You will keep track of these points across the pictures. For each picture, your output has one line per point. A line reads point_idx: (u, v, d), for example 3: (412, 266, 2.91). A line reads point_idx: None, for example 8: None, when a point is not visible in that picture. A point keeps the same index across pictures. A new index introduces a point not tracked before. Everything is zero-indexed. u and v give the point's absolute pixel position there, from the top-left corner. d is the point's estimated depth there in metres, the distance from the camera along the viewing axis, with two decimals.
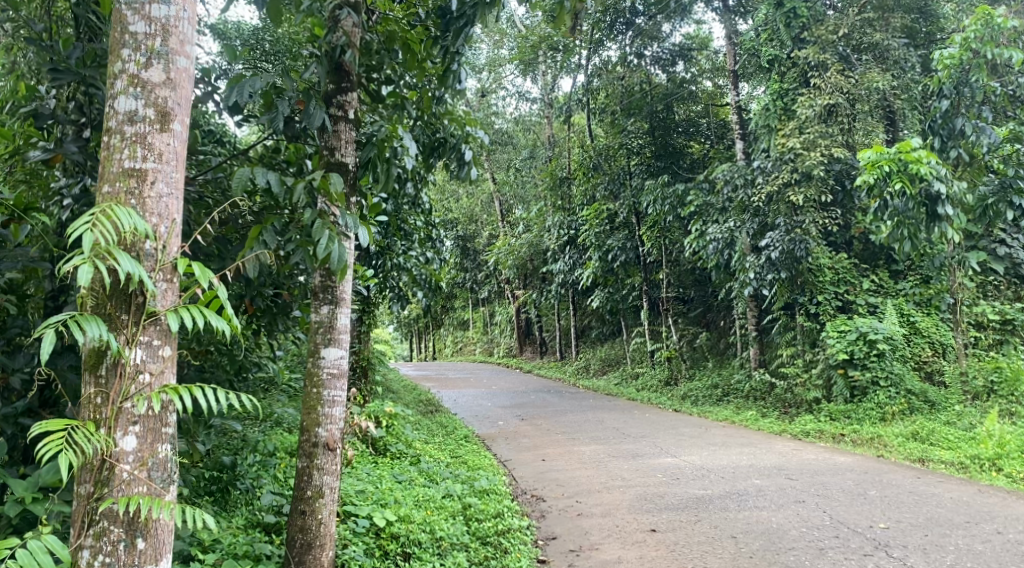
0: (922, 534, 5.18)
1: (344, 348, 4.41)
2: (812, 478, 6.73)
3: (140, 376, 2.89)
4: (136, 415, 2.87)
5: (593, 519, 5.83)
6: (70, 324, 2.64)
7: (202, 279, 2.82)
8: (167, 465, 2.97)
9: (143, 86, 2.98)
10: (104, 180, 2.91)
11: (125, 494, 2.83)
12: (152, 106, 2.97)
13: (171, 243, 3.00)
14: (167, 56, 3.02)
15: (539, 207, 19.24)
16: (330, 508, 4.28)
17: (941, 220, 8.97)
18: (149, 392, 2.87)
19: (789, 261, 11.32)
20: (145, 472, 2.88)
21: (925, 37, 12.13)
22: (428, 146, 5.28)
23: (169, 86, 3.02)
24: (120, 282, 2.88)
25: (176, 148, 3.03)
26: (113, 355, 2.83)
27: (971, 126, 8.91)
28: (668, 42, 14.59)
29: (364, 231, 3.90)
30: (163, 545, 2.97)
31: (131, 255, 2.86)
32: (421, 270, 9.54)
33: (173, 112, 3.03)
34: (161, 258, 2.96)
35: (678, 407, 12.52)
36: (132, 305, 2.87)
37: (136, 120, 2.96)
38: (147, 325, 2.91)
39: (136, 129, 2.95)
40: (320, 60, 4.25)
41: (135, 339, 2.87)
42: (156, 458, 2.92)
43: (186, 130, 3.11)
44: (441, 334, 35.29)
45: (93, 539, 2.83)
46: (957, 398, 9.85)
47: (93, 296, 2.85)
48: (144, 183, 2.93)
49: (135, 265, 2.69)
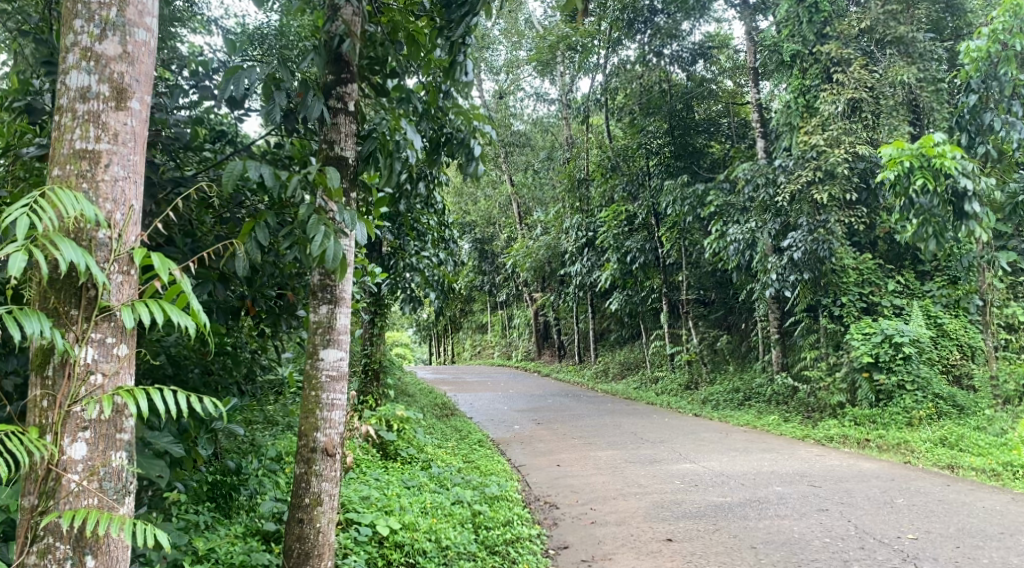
0: (954, 546, 4.91)
1: (343, 350, 4.26)
2: (836, 486, 6.48)
3: (91, 377, 2.78)
4: (86, 420, 2.77)
5: (608, 527, 5.63)
6: (7, 319, 2.52)
7: (162, 270, 2.74)
8: (121, 476, 2.86)
9: (97, 60, 2.89)
10: (54, 163, 2.82)
11: (73, 508, 2.72)
12: (106, 82, 2.89)
13: (128, 233, 2.90)
14: (123, 29, 2.94)
15: (557, 209, 19.05)
16: (329, 517, 4.12)
17: (968, 219, 8.65)
18: (100, 394, 2.77)
19: (812, 262, 11.04)
20: (96, 484, 2.77)
21: (951, 32, 11.84)
22: (434, 141, 5.11)
23: (125, 61, 2.94)
24: (72, 274, 2.77)
25: (133, 128, 2.94)
26: (61, 354, 2.72)
27: (1000, 120, 8.54)
28: (690, 42, 14.20)
29: (362, 228, 3.76)
30: (118, 562, 2.87)
31: (81, 243, 2.76)
32: (434, 271, 9.41)
33: (130, 89, 2.95)
34: (116, 248, 2.86)
35: (698, 411, 12.26)
36: (84, 299, 2.77)
37: (90, 97, 2.88)
38: (99, 321, 2.81)
39: (90, 107, 2.87)
40: (318, 49, 4.13)
41: (85, 336, 2.77)
42: (108, 468, 2.82)
43: (145, 107, 3.02)
44: (460, 338, 35.16)
45: (36, 556, 2.71)
46: (987, 403, 9.51)
47: (41, 289, 2.76)
48: (98, 166, 2.84)
49: (78, 254, 2.58)
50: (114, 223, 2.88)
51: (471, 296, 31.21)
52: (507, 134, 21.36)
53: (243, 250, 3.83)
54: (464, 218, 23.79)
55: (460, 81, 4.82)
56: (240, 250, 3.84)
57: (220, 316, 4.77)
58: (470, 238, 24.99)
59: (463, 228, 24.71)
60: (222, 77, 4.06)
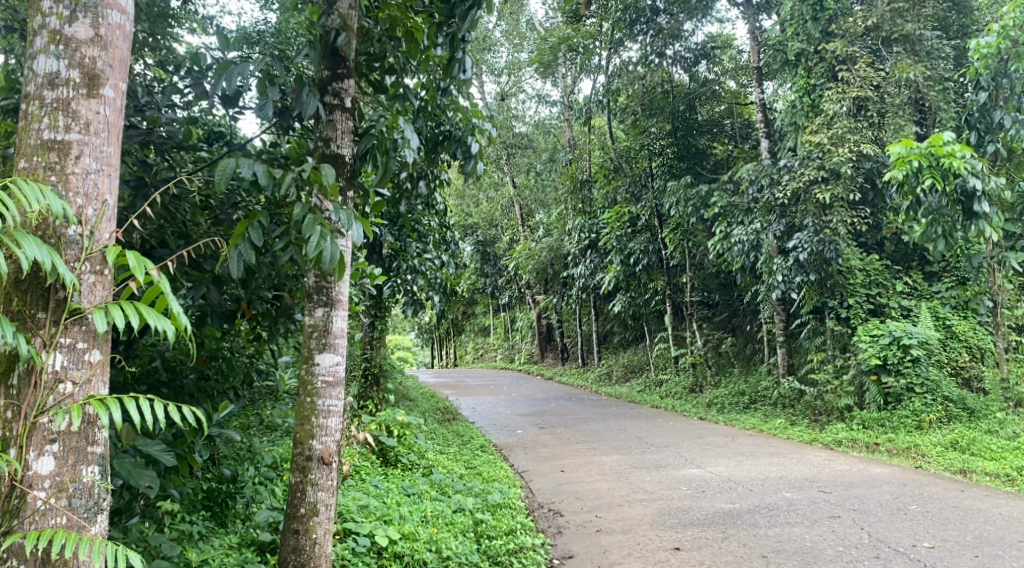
0: (972, 555, 4.76)
1: (339, 354, 4.13)
2: (847, 492, 6.32)
3: (60, 386, 2.75)
4: (54, 432, 2.74)
5: (613, 535, 5.48)
6: None
7: (137, 272, 2.72)
8: (92, 493, 2.83)
9: (66, 43, 2.88)
10: (21, 154, 2.80)
11: (39, 527, 2.69)
12: (77, 67, 2.87)
13: (100, 228, 2.88)
14: (95, 12, 2.93)
15: (560, 211, 18.91)
16: (325, 527, 3.99)
17: (978, 218, 8.49)
18: (68, 405, 2.73)
19: (818, 263, 10.90)
20: (64, 501, 2.74)
21: (958, 30, 11.70)
22: (432, 139, 5.01)
23: (97, 45, 2.92)
24: (40, 275, 2.75)
25: (106, 117, 2.93)
26: (28, 360, 2.69)
27: (1010, 118, 8.39)
28: (692, 42, 14.21)
29: (359, 228, 3.63)
30: None
31: (49, 240, 2.75)
32: (437, 274, 9.32)
33: (103, 75, 2.93)
34: (88, 246, 2.84)
35: (703, 415, 12.11)
36: (53, 302, 2.75)
37: (59, 83, 2.86)
38: (69, 325, 2.78)
39: (59, 94, 2.85)
40: (313, 43, 4.00)
41: (54, 342, 2.73)
42: (78, 484, 2.78)
43: (119, 95, 3.00)
44: (463, 341, 35.00)
45: None
46: (999, 406, 9.35)
47: (7, 290, 2.72)
48: (68, 157, 2.83)
49: (42, 251, 2.55)
50: (86, 219, 2.86)
51: (473, 299, 31.04)
52: (509, 136, 21.22)
53: (236, 251, 3.67)
54: (466, 220, 23.65)
55: (457, 79, 4.74)
56: (235, 251, 3.67)
57: (215, 320, 4.67)
58: (472, 241, 24.84)
59: (465, 230, 24.58)
60: (214, 73, 3.97)
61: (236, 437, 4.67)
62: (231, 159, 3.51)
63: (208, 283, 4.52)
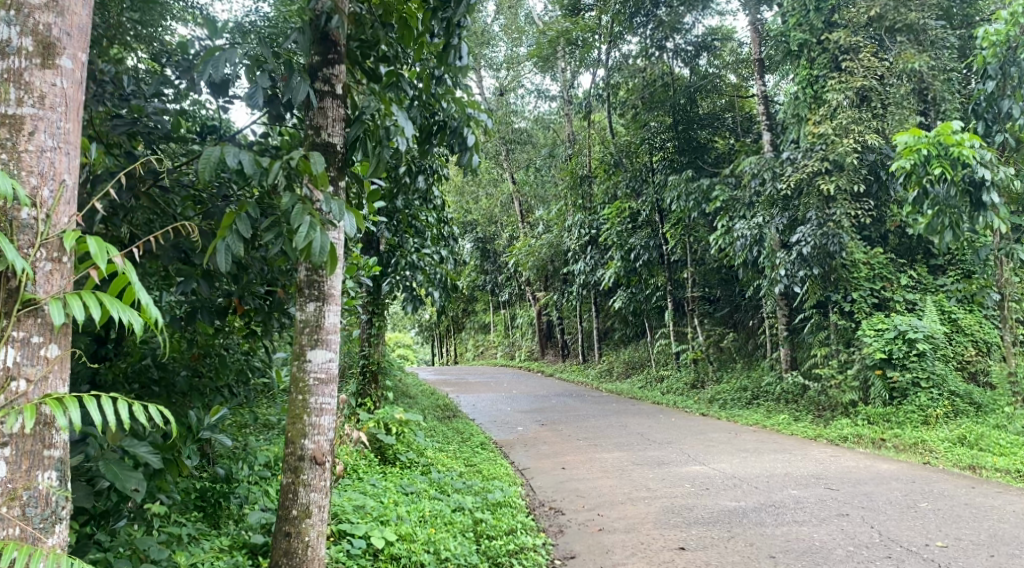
0: (988, 554, 4.62)
1: (332, 350, 4.00)
2: (854, 489, 6.18)
3: (13, 384, 2.64)
4: (7, 435, 2.62)
5: (616, 535, 5.35)
6: None
7: (97, 258, 2.64)
8: (49, 500, 2.71)
9: (18, 9, 2.76)
10: None
11: None
12: (29, 35, 2.76)
13: (58, 212, 2.79)
14: None
15: (559, 207, 18.76)
16: (318, 530, 3.86)
17: (985, 209, 8.34)
18: (22, 405, 2.61)
19: (822, 256, 10.75)
20: (17, 510, 2.62)
21: (962, 20, 11.56)
22: (425, 130, 4.80)
23: (52, 11, 2.81)
24: None
25: (62, 89, 2.82)
26: None
27: (1018, 107, 8.24)
28: (692, 35, 14.06)
29: (351, 219, 3.50)
30: None
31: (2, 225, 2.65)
32: (436, 270, 9.18)
33: (59, 44, 2.82)
34: (43, 230, 2.73)
35: (705, 411, 11.99)
36: (5, 292, 2.63)
37: (12, 52, 2.75)
38: (24, 318, 2.67)
39: (11, 65, 2.74)
40: (302, 28, 3.87)
41: (6, 336, 2.62)
42: (32, 491, 2.66)
43: (78, 66, 2.89)
44: (463, 338, 34.86)
45: None
46: (1006, 400, 9.22)
47: None
48: (20, 134, 2.72)
49: None
50: (41, 201, 2.75)
51: (474, 296, 30.91)
52: (508, 131, 21.04)
53: (223, 244, 3.52)
54: (466, 216, 23.48)
55: (452, 66, 4.61)
56: (221, 243, 3.52)
57: (205, 315, 4.59)
58: (471, 237, 24.70)
59: (465, 227, 24.44)
60: (201, 59, 3.83)
61: (227, 439, 4.54)
62: (217, 148, 3.38)
63: (197, 277, 4.45)
